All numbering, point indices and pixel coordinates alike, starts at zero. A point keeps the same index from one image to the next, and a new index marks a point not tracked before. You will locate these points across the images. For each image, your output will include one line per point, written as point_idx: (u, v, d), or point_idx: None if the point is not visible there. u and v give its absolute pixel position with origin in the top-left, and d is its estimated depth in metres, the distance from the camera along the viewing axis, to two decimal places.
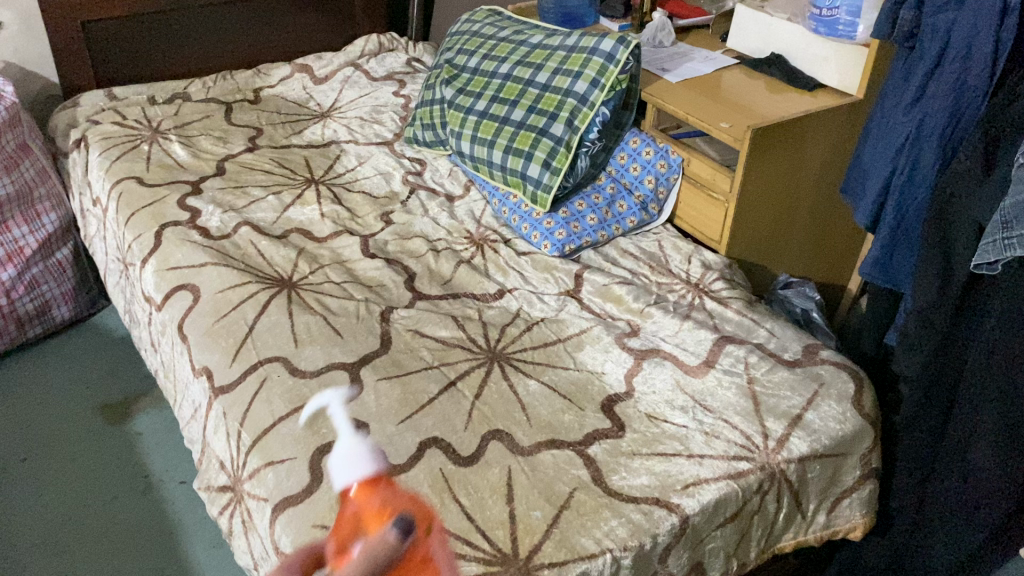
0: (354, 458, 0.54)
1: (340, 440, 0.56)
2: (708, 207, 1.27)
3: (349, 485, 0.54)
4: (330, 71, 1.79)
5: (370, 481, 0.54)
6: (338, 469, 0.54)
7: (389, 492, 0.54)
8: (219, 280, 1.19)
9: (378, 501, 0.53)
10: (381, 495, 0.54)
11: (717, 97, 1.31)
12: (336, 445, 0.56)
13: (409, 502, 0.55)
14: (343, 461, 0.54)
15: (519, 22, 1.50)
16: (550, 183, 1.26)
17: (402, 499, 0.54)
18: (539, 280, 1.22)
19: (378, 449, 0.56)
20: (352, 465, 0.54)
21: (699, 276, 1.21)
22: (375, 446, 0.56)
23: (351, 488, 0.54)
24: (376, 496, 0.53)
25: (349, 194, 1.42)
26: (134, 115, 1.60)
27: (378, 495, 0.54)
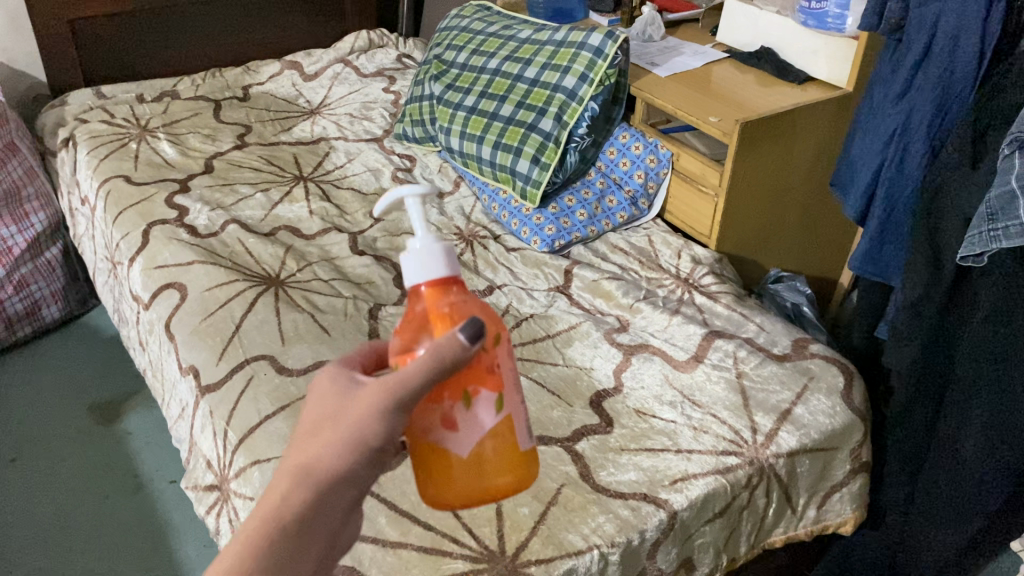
0: (427, 261, 0.59)
1: (415, 240, 0.60)
2: (697, 201, 1.27)
3: (420, 285, 0.60)
4: (320, 68, 1.79)
5: (441, 284, 0.60)
6: (411, 270, 0.60)
7: (458, 296, 0.60)
8: (207, 278, 1.18)
9: (447, 303, 0.59)
10: (450, 299, 0.60)
11: (706, 91, 1.31)
12: (411, 244, 0.60)
13: (479, 309, 0.60)
14: (418, 263, 0.60)
15: (508, 16, 1.49)
16: (539, 178, 1.26)
17: (472, 303, 0.60)
18: (529, 276, 1.22)
19: (451, 252, 0.61)
20: (425, 267, 0.60)
21: (688, 271, 1.21)
22: (448, 249, 0.60)
23: (422, 290, 0.60)
24: (444, 298, 0.60)
25: (338, 191, 1.41)
26: (122, 113, 1.59)
27: (447, 299, 0.60)
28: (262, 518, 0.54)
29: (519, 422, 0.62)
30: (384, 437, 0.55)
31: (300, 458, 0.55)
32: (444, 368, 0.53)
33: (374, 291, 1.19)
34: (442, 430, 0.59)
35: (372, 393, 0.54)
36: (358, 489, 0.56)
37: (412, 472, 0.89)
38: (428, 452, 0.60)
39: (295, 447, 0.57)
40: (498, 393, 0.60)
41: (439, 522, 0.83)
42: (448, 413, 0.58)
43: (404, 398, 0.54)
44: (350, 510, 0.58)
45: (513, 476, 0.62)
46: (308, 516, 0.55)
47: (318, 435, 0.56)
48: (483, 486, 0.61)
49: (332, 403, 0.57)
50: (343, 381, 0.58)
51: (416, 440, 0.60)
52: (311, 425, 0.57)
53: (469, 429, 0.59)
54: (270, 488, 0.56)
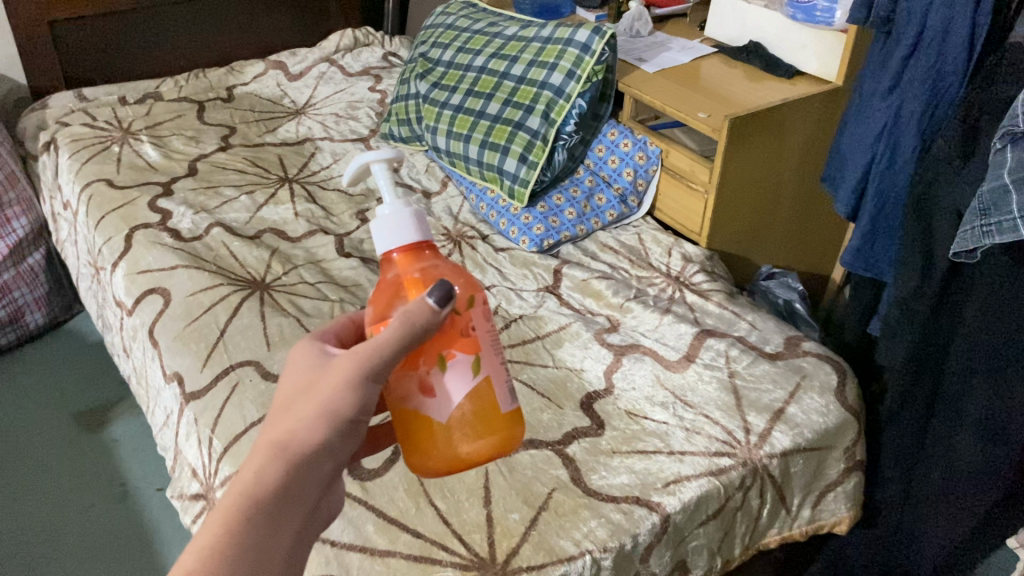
0: (396, 227, 0.62)
1: (384, 206, 0.63)
2: (687, 198, 1.26)
3: (391, 250, 0.63)
4: (305, 68, 1.77)
5: (412, 249, 0.63)
6: (384, 236, 0.63)
7: (429, 262, 0.63)
8: (190, 283, 1.17)
9: (419, 267, 0.63)
10: (422, 264, 0.63)
11: (695, 87, 1.29)
12: (381, 212, 0.63)
13: (452, 273, 0.63)
14: (388, 230, 0.63)
15: (494, 12, 1.48)
16: (527, 177, 1.24)
17: (443, 267, 0.63)
18: (518, 276, 1.20)
19: (421, 218, 0.64)
20: (394, 233, 0.63)
21: (679, 269, 1.19)
22: (418, 216, 0.64)
23: (393, 255, 0.63)
24: (416, 263, 0.63)
25: (324, 192, 1.39)
26: (104, 115, 1.57)
27: (418, 265, 0.63)
28: (237, 494, 0.55)
29: (499, 386, 0.63)
30: (356, 407, 0.57)
31: (274, 434, 0.58)
32: (415, 331, 0.56)
33: (360, 294, 1.18)
34: (420, 395, 0.61)
35: (345, 364, 0.57)
36: (334, 461, 0.59)
37: (400, 479, 0.87)
38: (409, 418, 0.62)
39: (271, 424, 0.59)
40: (475, 356, 0.61)
41: (428, 530, 0.82)
42: (424, 378, 0.60)
43: (376, 366, 0.57)
44: (327, 484, 0.59)
45: (495, 440, 0.63)
46: (284, 490, 0.56)
47: (293, 409, 0.58)
48: (466, 450, 0.62)
49: (306, 377, 0.60)
50: (317, 356, 0.61)
51: (397, 408, 0.62)
52: (287, 400, 0.59)
53: (448, 393, 0.60)
54: (245, 467, 0.57)
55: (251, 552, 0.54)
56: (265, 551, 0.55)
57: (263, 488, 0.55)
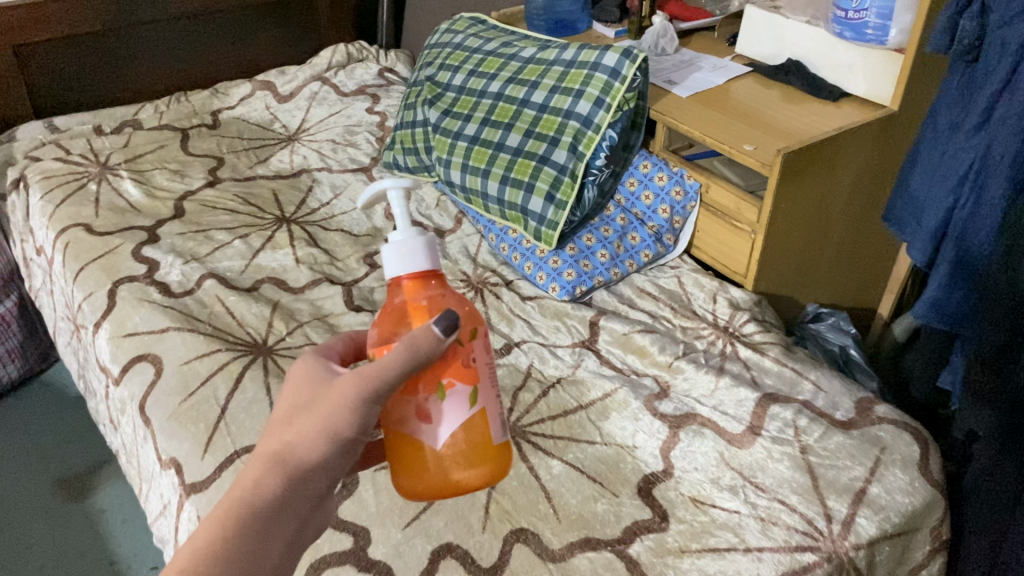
0: (409, 251, 0.63)
1: (397, 231, 0.63)
2: (731, 237, 1.14)
3: (401, 276, 0.63)
4: (296, 87, 1.64)
5: (421, 278, 0.63)
6: (393, 258, 0.63)
7: (437, 290, 0.63)
8: (184, 349, 1.04)
9: (425, 295, 0.63)
10: (428, 292, 0.64)
11: (734, 113, 1.18)
12: (392, 236, 0.64)
13: (457, 304, 0.64)
14: (398, 254, 0.63)
15: (507, 31, 1.35)
16: (555, 218, 1.12)
17: (450, 298, 0.64)
18: (549, 329, 1.09)
19: (432, 245, 0.64)
20: (406, 260, 0.63)
21: (728, 319, 1.08)
22: (430, 242, 0.64)
23: (401, 280, 0.63)
24: (423, 291, 0.63)
25: (326, 232, 1.27)
26: (78, 148, 1.43)
27: (425, 292, 0.64)
28: (232, 502, 0.56)
29: (492, 415, 0.64)
30: (356, 428, 0.58)
31: (274, 445, 0.58)
32: (420, 359, 0.56)
33: None
34: (416, 421, 0.61)
35: (348, 383, 0.57)
36: (329, 479, 0.59)
37: None
38: (402, 442, 0.62)
39: (270, 435, 0.59)
40: (473, 388, 0.62)
41: None
42: (422, 405, 0.61)
43: (378, 390, 0.57)
44: (320, 503, 0.60)
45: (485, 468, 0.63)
46: (280, 502, 0.57)
47: (293, 423, 0.58)
48: (455, 478, 0.63)
49: (306, 391, 0.60)
50: (317, 370, 0.61)
51: (391, 431, 0.62)
52: (286, 412, 0.59)
53: (443, 422, 0.61)
54: (243, 475, 0.58)
55: (244, 558, 0.54)
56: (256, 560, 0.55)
57: (259, 499, 0.56)
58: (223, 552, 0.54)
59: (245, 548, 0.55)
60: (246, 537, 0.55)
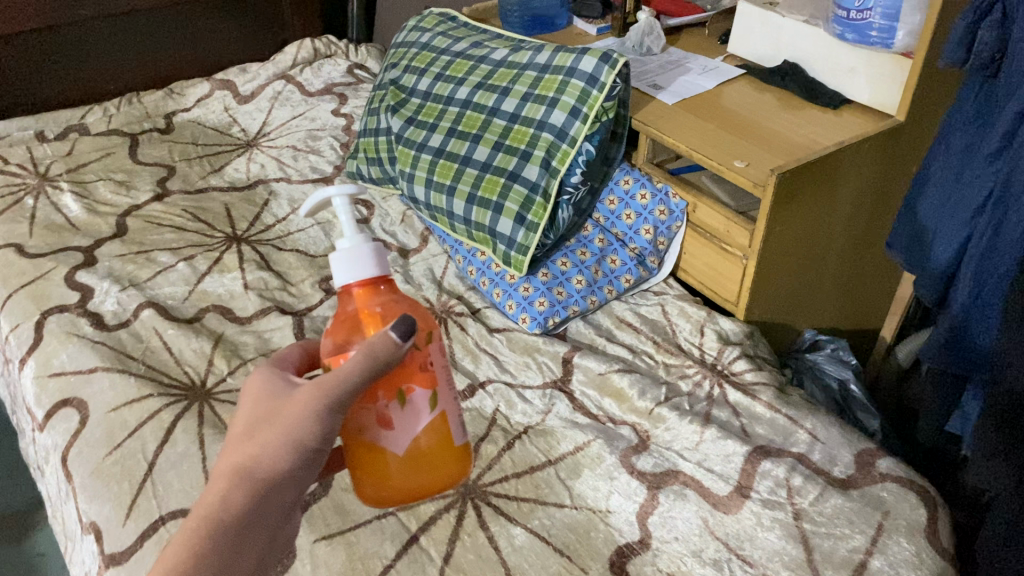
0: (357, 260, 0.60)
1: (342, 239, 0.60)
2: (720, 261, 1.04)
3: (351, 285, 0.60)
4: (257, 87, 1.52)
5: (371, 284, 0.60)
6: (341, 269, 0.60)
7: (390, 295, 0.61)
8: (112, 394, 0.94)
9: (378, 301, 0.61)
10: (381, 298, 0.61)
11: (724, 124, 1.07)
12: (340, 244, 0.60)
13: (410, 308, 0.61)
14: (345, 263, 0.60)
15: (478, 30, 1.24)
16: (526, 241, 1.02)
17: (403, 302, 0.61)
18: (518, 366, 0.98)
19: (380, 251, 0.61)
20: (353, 265, 0.60)
21: (715, 355, 0.98)
22: (377, 248, 0.61)
23: (352, 289, 0.60)
24: (375, 298, 0.61)
25: (280, 253, 1.16)
26: (17, 157, 1.32)
27: (378, 298, 0.61)
28: (201, 520, 0.55)
29: (453, 417, 0.63)
30: (320, 436, 0.57)
31: (234, 458, 0.57)
32: (378, 366, 0.55)
33: None
34: (377, 427, 0.59)
35: (309, 392, 0.56)
36: (297, 487, 0.58)
37: None
38: (365, 449, 0.61)
39: (229, 448, 0.58)
40: (432, 391, 0.60)
41: None
42: (383, 412, 0.59)
43: (339, 398, 0.55)
44: (289, 509, 0.59)
45: (450, 468, 0.63)
46: (250, 513, 0.56)
47: (254, 435, 0.57)
48: (420, 481, 0.62)
49: (264, 406, 0.58)
50: (275, 382, 0.59)
51: (352, 438, 0.60)
52: (246, 427, 0.58)
53: (406, 427, 0.60)
54: (208, 490, 0.57)
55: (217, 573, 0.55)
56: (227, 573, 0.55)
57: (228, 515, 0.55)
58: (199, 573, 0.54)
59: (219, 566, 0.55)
60: (216, 556, 0.55)
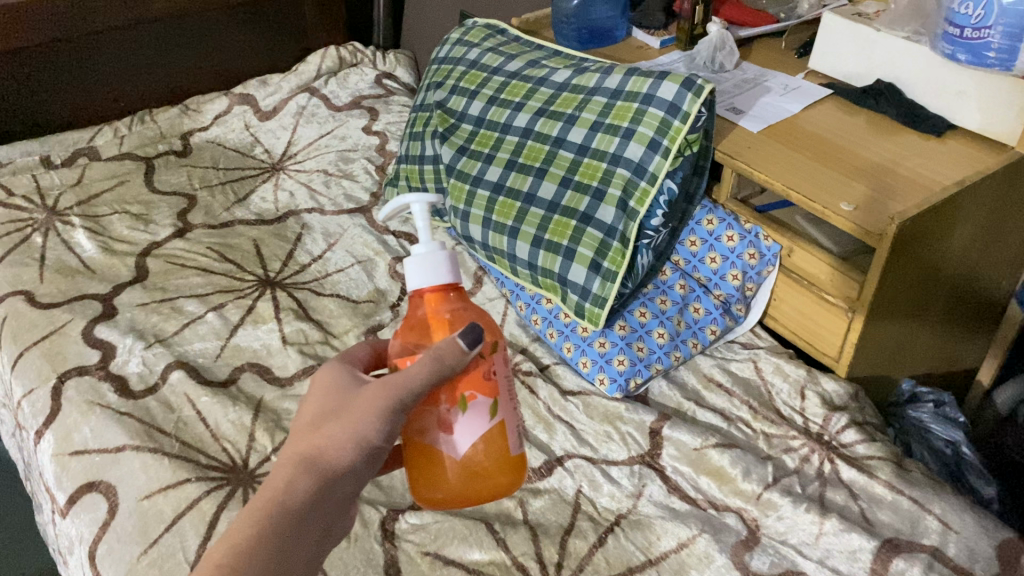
0: (431, 265, 0.62)
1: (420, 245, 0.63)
2: (821, 312, 0.92)
3: (424, 289, 0.63)
4: (279, 101, 1.40)
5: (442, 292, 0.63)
6: (416, 274, 0.63)
7: (459, 302, 0.63)
8: (143, 478, 0.83)
9: (448, 309, 0.63)
10: (451, 305, 0.63)
11: (821, 156, 0.95)
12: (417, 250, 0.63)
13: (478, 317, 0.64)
14: (421, 269, 0.63)
15: (532, 46, 1.12)
16: (602, 293, 0.91)
17: (472, 312, 0.63)
18: (598, 436, 0.87)
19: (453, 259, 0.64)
20: (428, 271, 0.62)
21: (821, 423, 0.87)
22: (451, 258, 0.63)
23: (424, 294, 0.63)
24: (445, 305, 0.63)
25: (319, 298, 1.05)
26: (23, 187, 1.20)
27: (448, 305, 0.63)
28: (268, 501, 0.58)
29: (511, 428, 0.64)
30: (383, 435, 0.60)
31: (303, 447, 0.60)
32: (445, 371, 0.58)
33: (381, 480, 0.84)
34: (437, 431, 0.62)
35: (377, 390, 0.59)
36: (357, 482, 0.61)
37: None
38: (425, 451, 0.64)
39: (296, 439, 0.61)
40: (493, 400, 0.62)
41: None
42: (444, 415, 0.62)
43: (405, 399, 0.59)
44: (346, 504, 0.62)
45: (505, 476, 0.65)
46: (312, 503, 0.59)
47: (323, 426, 0.61)
48: (475, 488, 0.64)
49: (333, 400, 0.62)
50: (345, 379, 0.63)
51: (413, 439, 0.63)
52: (315, 419, 0.62)
53: (465, 432, 0.62)
54: (275, 475, 0.60)
55: (275, 552, 0.57)
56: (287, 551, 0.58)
57: (293, 499, 0.58)
58: (260, 547, 0.57)
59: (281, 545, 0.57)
60: (278, 533, 0.57)
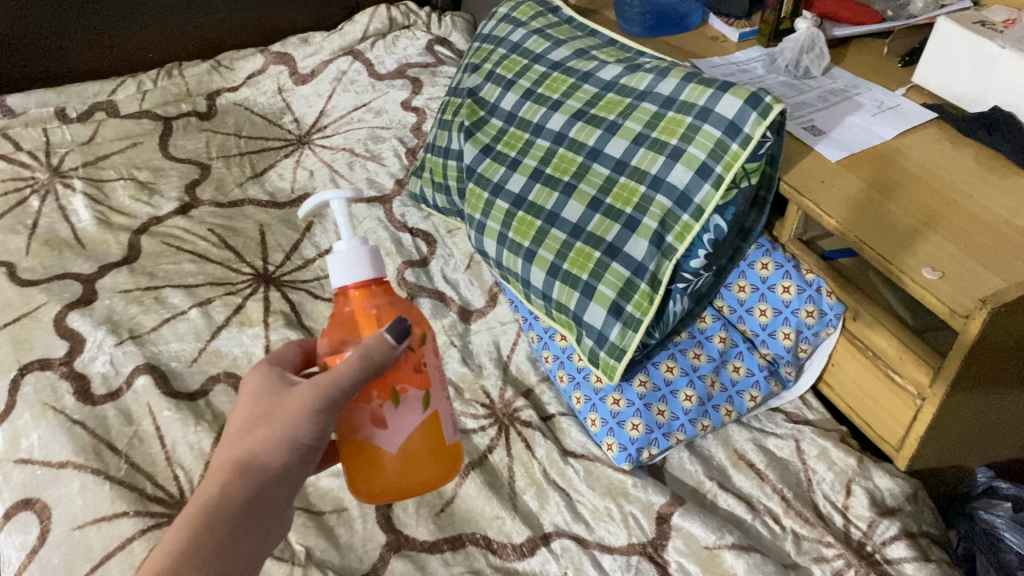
0: (351, 262, 0.52)
1: (340, 241, 0.53)
2: (887, 395, 0.76)
3: (346, 286, 0.53)
4: (318, 63, 1.29)
5: (365, 287, 0.53)
6: (337, 272, 0.53)
7: (386, 297, 0.54)
8: (80, 504, 0.74)
9: (375, 304, 0.54)
10: (378, 300, 0.53)
11: (902, 197, 0.77)
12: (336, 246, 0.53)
13: (405, 307, 0.55)
14: (340, 265, 0.52)
15: (585, 31, 0.97)
16: (622, 342, 0.76)
17: (399, 304, 0.54)
18: (596, 513, 0.74)
19: (378, 252, 0.54)
20: (351, 268, 0.52)
21: (866, 530, 0.72)
22: (375, 250, 0.54)
23: (348, 291, 0.53)
24: (371, 300, 0.53)
25: (315, 302, 0.95)
26: (32, 143, 1.13)
27: (374, 300, 0.53)
28: (198, 512, 0.49)
29: (445, 418, 0.57)
30: (317, 434, 0.52)
31: (232, 454, 0.52)
32: (373, 368, 0.50)
33: (339, 536, 0.73)
34: (371, 428, 0.53)
35: (305, 389, 0.51)
36: (295, 488, 0.53)
37: None
38: (356, 450, 0.55)
39: (225, 446, 0.53)
40: (426, 392, 0.54)
41: None
42: (376, 412, 0.53)
43: (338, 398, 0.50)
44: (287, 512, 0.54)
45: (441, 472, 0.57)
46: (247, 512, 0.51)
47: (251, 431, 0.52)
48: (414, 483, 0.56)
49: (261, 405, 0.53)
50: (272, 381, 0.55)
51: (344, 436, 0.54)
52: (243, 424, 0.53)
53: (400, 427, 0.53)
54: (204, 487, 0.52)
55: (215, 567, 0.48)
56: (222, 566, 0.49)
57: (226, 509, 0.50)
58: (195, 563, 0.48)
59: (217, 558, 0.48)
60: (213, 546, 0.49)
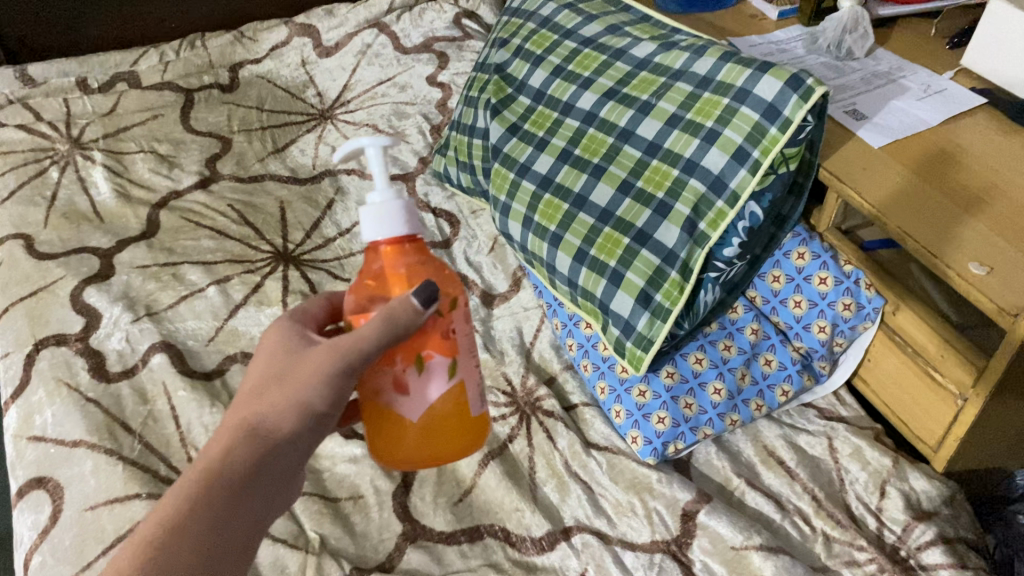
0: (384, 216, 0.49)
1: (375, 192, 0.50)
2: (926, 395, 0.73)
3: (378, 242, 0.50)
4: (343, 36, 1.25)
5: (397, 244, 0.50)
6: (368, 225, 0.50)
7: (419, 256, 0.50)
8: (93, 484, 0.72)
9: (407, 262, 0.50)
10: (410, 258, 0.50)
11: (949, 185, 0.74)
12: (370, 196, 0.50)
13: (438, 267, 0.51)
14: (373, 217, 0.49)
15: (618, 6, 0.94)
16: (650, 332, 0.74)
17: (432, 264, 0.51)
18: (619, 508, 0.72)
19: (413, 207, 0.51)
20: (382, 222, 0.49)
21: (901, 535, 0.69)
22: (410, 204, 0.50)
23: (379, 246, 0.50)
24: (402, 259, 0.50)
25: (334, 282, 0.93)
26: (53, 113, 1.11)
27: (406, 258, 0.50)
28: (200, 472, 0.48)
29: (473, 387, 0.54)
30: (331, 400, 0.49)
31: (243, 413, 0.50)
32: (397, 331, 0.47)
33: (355, 524, 0.71)
34: (392, 392, 0.51)
35: (323, 351, 0.48)
36: (304, 452, 0.52)
37: None
38: (378, 412, 0.52)
39: (237, 402, 0.51)
40: (454, 360, 0.51)
41: None
42: (399, 376, 0.50)
43: (357, 363, 0.48)
44: (295, 473, 0.53)
45: (464, 443, 0.55)
46: (252, 474, 0.50)
47: (264, 392, 0.50)
48: (435, 452, 0.54)
49: (280, 359, 0.51)
50: (293, 336, 0.52)
51: (367, 397, 0.52)
52: (258, 379, 0.51)
53: (424, 395, 0.51)
54: (211, 443, 0.51)
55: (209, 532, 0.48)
56: (219, 530, 0.48)
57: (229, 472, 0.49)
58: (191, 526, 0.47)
59: (214, 522, 0.48)
60: (212, 510, 0.48)
